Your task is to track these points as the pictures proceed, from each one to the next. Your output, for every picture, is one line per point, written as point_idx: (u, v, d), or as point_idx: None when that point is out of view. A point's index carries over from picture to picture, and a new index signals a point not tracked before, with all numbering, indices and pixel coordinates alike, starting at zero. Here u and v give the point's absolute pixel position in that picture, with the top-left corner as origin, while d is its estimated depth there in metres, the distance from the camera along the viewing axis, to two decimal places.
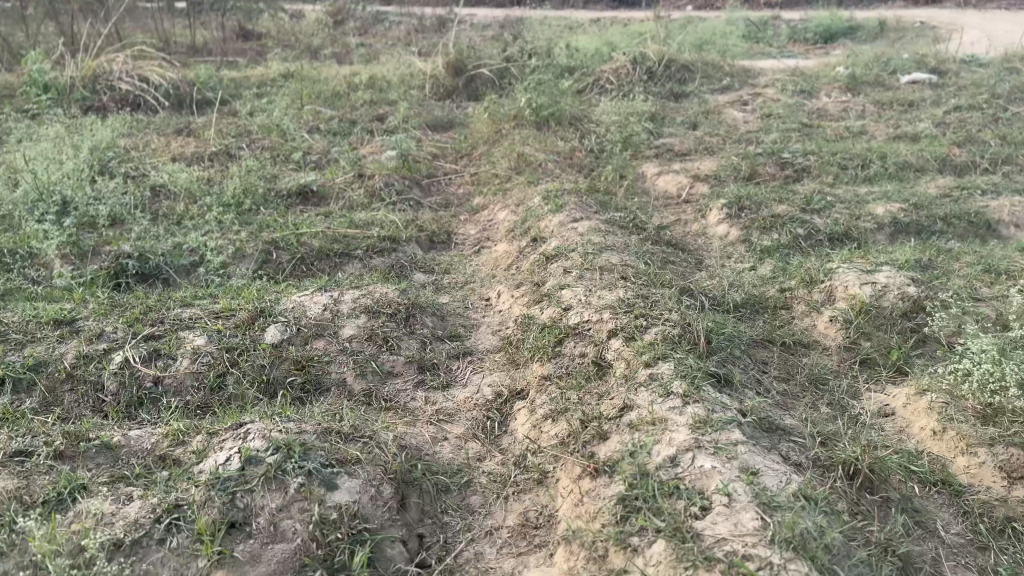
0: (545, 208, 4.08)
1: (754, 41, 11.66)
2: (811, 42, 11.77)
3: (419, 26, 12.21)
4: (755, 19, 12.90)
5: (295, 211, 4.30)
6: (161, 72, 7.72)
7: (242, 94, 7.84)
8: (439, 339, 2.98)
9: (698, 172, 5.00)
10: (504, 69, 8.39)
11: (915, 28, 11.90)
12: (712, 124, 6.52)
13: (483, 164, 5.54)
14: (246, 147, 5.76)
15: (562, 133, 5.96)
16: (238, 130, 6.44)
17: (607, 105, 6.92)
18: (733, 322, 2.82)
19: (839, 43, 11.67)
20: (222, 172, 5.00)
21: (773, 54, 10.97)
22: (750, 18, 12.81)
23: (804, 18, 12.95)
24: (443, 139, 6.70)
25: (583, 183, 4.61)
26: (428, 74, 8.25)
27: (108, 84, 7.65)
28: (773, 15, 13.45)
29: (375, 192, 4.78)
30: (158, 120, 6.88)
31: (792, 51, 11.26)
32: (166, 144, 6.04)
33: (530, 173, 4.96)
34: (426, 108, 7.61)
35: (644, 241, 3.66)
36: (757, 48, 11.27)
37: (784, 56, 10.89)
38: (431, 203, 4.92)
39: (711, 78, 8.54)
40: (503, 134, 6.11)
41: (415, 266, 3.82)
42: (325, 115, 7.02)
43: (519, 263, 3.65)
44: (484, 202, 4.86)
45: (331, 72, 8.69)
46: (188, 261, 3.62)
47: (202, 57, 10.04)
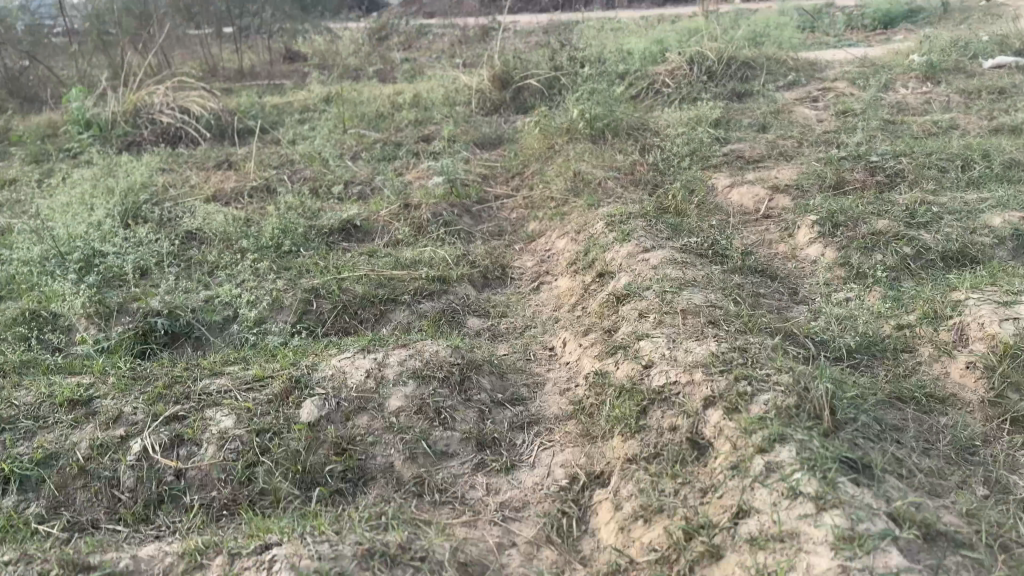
0: (610, 235, 3.66)
1: (812, 32, 11.04)
2: (871, 28, 11.13)
3: (463, 37, 11.93)
4: (811, 8, 12.29)
5: (337, 251, 3.97)
6: (201, 102, 7.56)
7: (284, 122, 7.62)
8: (499, 404, 2.59)
9: (777, 183, 4.55)
10: (553, 78, 7.99)
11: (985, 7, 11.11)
12: (783, 126, 6.02)
13: (537, 184, 5.14)
14: (287, 179, 5.49)
15: (621, 145, 5.53)
16: (279, 160, 6.20)
17: (666, 112, 6.48)
18: (850, 378, 2.36)
19: (902, 28, 10.98)
20: (262, 209, 4.72)
21: (834, 44, 10.34)
22: (805, 8, 12.19)
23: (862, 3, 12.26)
24: (493, 158, 6.35)
25: (650, 203, 4.18)
26: (474, 89, 7.93)
27: (150, 118, 7.51)
28: (828, 2, 12.77)
29: (423, 224, 4.43)
30: (199, 154, 6.69)
31: (852, 39, 10.61)
32: (205, 179, 5.82)
33: (589, 193, 4.53)
34: (473, 124, 7.27)
35: (729, 272, 3.20)
36: (814, 38, 10.67)
37: (846, 44, 10.27)
38: (483, 232, 4.54)
39: (774, 74, 8.01)
40: (557, 150, 5.71)
41: (468, 310, 3.43)
42: (369, 139, 6.74)
43: (585, 303, 3.23)
44: (541, 228, 4.47)
45: (374, 92, 8.43)
46: (221, 317, 3.30)
47: (244, 82, 9.90)
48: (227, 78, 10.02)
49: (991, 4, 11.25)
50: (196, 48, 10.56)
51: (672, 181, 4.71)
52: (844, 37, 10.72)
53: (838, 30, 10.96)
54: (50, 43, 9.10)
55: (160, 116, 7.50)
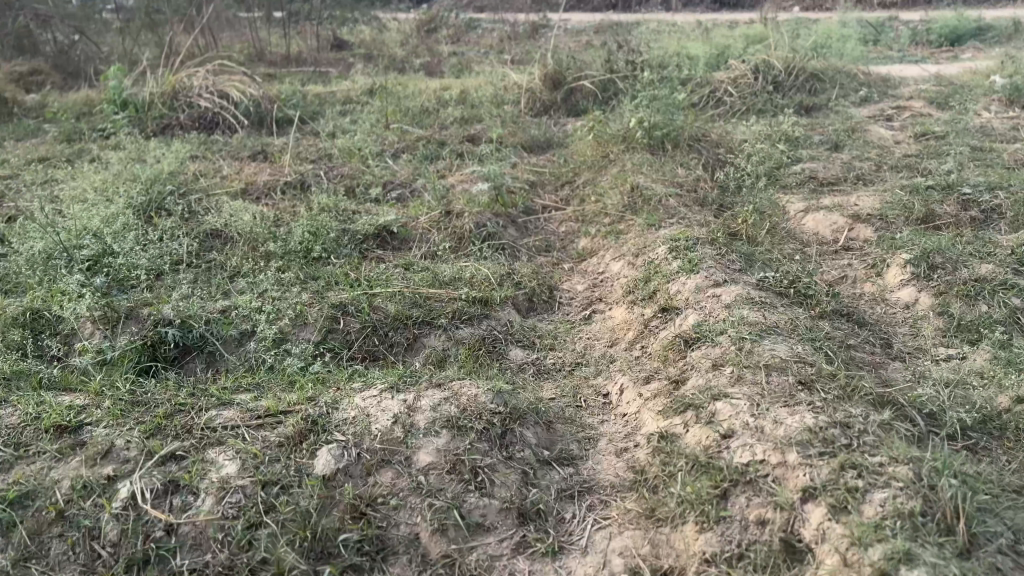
0: (675, 262, 3.27)
1: (877, 45, 10.50)
2: (936, 44, 10.54)
3: (513, 33, 11.58)
4: (879, 20, 11.72)
5: (371, 262, 3.64)
6: (241, 88, 7.32)
7: (325, 113, 7.34)
8: (544, 463, 2.22)
9: (857, 212, 4.13)
10: (608, 81, 7.65)
11: None
12: (857, 147, 5.57)
13: (590, 197, 4.78)
14: (323, 174, 5.18)
15: (682, 159, 5.14)
16: (317, 155, 5.90)
17: (729, 127, 6.08)
18: (973, 469, 1.95)
19: (970, 45, 10.40)
20: (293, 206, 4.41)
21: (899, 58, 9.81)
22: (867, 20, 11.64)
23: (928, 18, 11.69)
24: (542, 163, 6.00)
25: (717, 227, 3.78)
26: (525, 88, 7.58)
27: (188, 101, 7.28)
28: (891, 15, 12.20)
29: (465, 234, 4.08)
30: (234, 143, 6.43)
31: (918, 54, 10.06)
32: (238, 170, 5.54)
33: (647, 211, 4.15)
34: (522, 125, 6.92)
35: (813, 317, 2.80)
36: (879, 51, 10.14)
37: (915, 60, 9.72)
38: (529, 247, 4.19)
39: (843, 88, 7.53)
40: (612, 159, 5.33)
41: (510, 340, 3.06)
42: (412, 136, 6.42)
43: (644, 343, 2.85)
44: (593, 246, 4.10)
45: (419, 86, 8.12)
46: (237, 332, 2.99)
47: (288, 67, 9.65)
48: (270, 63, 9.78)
49: None
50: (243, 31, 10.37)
51: (739, 203, 4.31)
52: (913, 52, 10.16)
53: (903, 44, 10.42)
54: (96, 19, 8.95)
55: (199, 100, 7.27)
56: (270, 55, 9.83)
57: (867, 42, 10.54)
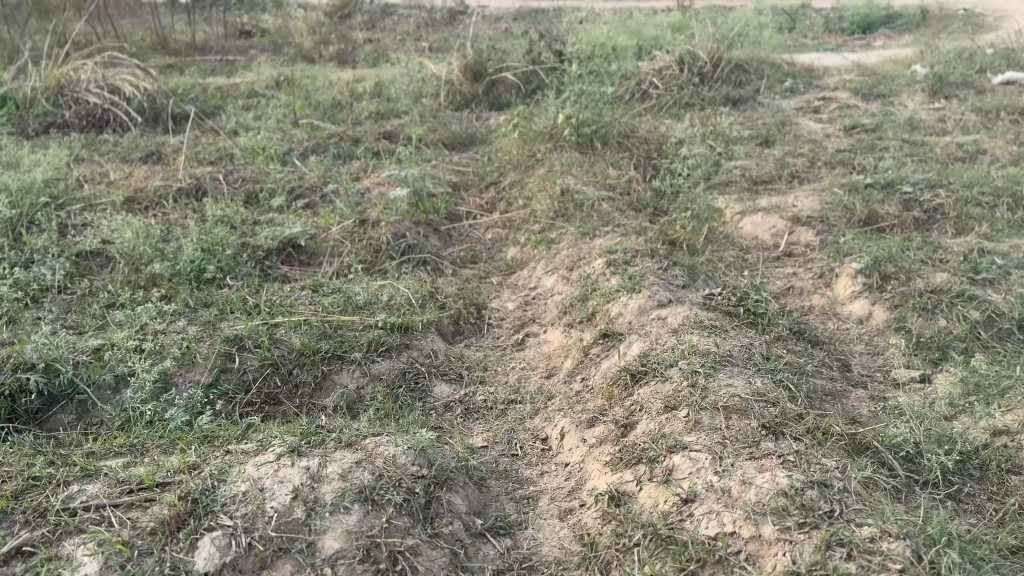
0: (614, 279, 2.98)
1: (794, 33, 10.50)
2: (849, 32, 10.58)
3: (430, 19, 11.15)
4: (796, 8, 11.75)
5: (273, 285, 3.24)
6: (134, 82, 6.75)
7: (228, 108, 6.82)
8: (479, 537, 1.92)
9: (797, 214, 3.93)
10: (530, 73, 7.39)
11: (961, 16, 10.73)
12: (788, 142, 5.42)
13: (517, 203, 4.47)
14: (223, 180, 4.72)
15: (611, 158, 4.89)
16: (217, 155, 5.41)
17: (658, 124, 5.87)
18: (962, 532, 1.78)
19: (880, 33, 10.49)
20: (187, 216, 3.95)
21: (813, 46, 9.81)
22: (782, 7, 11.65)
23: (838, 6, 11.78)
24: (464, 162, 5.69)
25: (655, 236, 3.51)
26: (444, 80, 7.22)
27: (74, 96, 6.69)
28: (803, 2, 12.25)
29: (381, 246, 3.70)
30: (126, 143, 5.87)
31: (831, 42, 10.08)
32: (127, 175, 5.03)
33: (578, 217, 3.87)
34: (441, 120, 6.56)
35: (768, 341, 2.55)
36: (795, 39, 10.14)
37: (830, 48, 9.73)
38: (453, 259, 3.84)
39: (768, 79, 7.41)
40: (539, 159, 5.04)
41: (435, 372, 2.71)
42: (323, 133, 5.99)
43: (584, 375, 2.55)
44: (522, 256, 3.79)
45: (331, 77, 7.65)
46: (112, 375, 2.56)
47: (194, 56, 9.00)
48: (175, 50, 9.10)
49: (972, 14, 10.86)
50: (139, 18, 9.65)
51: (677, 207, 4.08)
52: (832, 41, 10.18)
53: (818, 32, 10.44)
54: None
55: (87, 95, 6.64)
56: (169, 43, 9.16)
57: (785, 30, 10.53)
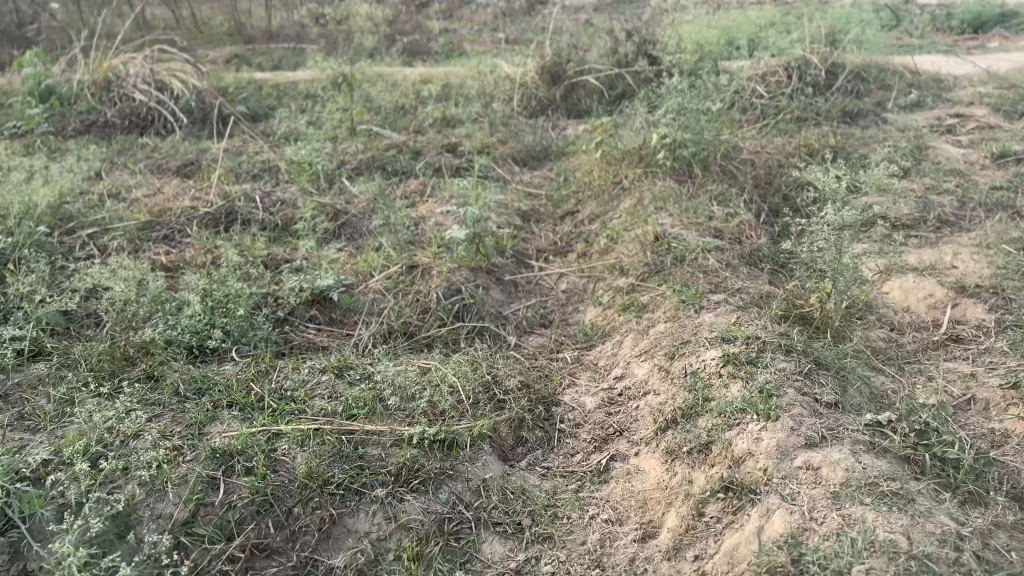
0: (739, 393, 2.16)
1: (907, 29, 9.36)
2: (965, 30, 9.41)
3: (507, 8, 10.44)
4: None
5: (286, 362, 2.56)
6: (184, 79, 6.25)
7: (283, 110, 6.27)
8: None
9: (962, 281, 3.10)
10: (615, 76, 6.63)
11: None
12: (928, 172, 4.53)
13: (600, 243, 3.74)
14: (258, 204, 4.12)
15: (713, 186, 4.11)
16: (261, 168, 4.84)
17: (763, 146, 5.07)
18: None
19: (1003, 33, 9.28)
20: (206, 253, 3.36)
21: (931, 46, 8.69)
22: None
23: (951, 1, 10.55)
24: (537, 183, 5.00)
25: (790, 318, 2.74)
26: (518, 83, 6.56)
27: (121, 93, 6.22)
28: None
29: (431, 307, 3.01)
30: (166, 150, 5.36)
31: (948, 42, 8.94)
32: (158, 190, 4.49)
33: (678, 269, 3.12)
34: (514, 131, 5.87)
35: (973, 526, 1.74)
36: (908, 37, 9.03)
37: (948, 48, 8.61)
38: (518, 323, 3.11)
39: (889, 90, 6.46)
40: (626, 187, 4.27)
41: (485, 522, 2.01)
42: (381, 143, 5.37)
43: (698, 552, 1.83)
44: (604, 324, 3.02)
45: (395, 76, 7.04)
46: (53, 509, 1.93)
47: (276, 45, 8.69)
48: (253, 37, 8.77)
49: None
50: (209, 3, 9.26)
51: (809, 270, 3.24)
52: (953, 40, 9.02)
53: (932, 31, 9.31)
54: None
55: (133, 92, 6.17)
56: (245, 31, 8.84)
57: (897, 24, 9.44)
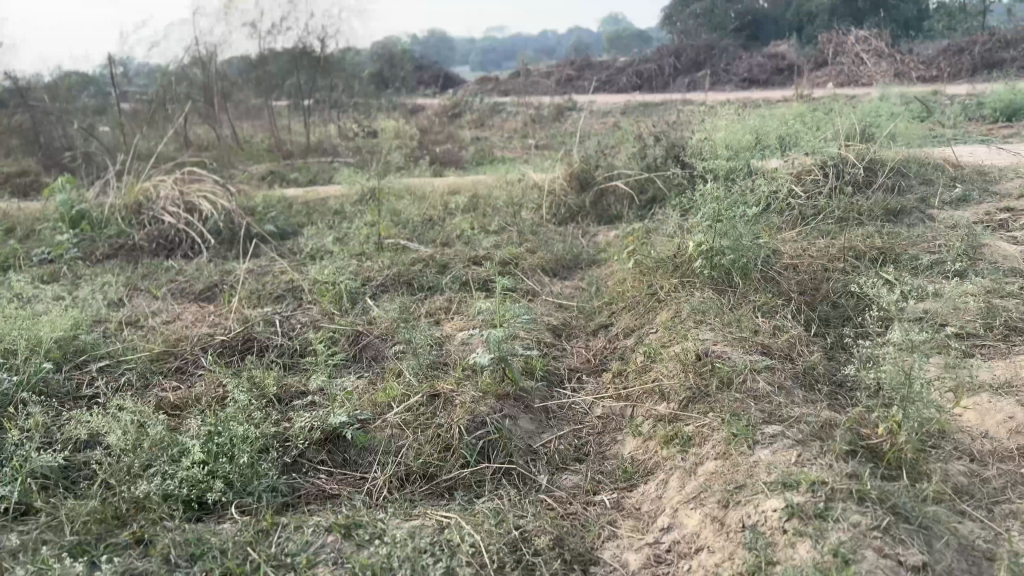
0: (809, 556, 1.89)
1: (944, 118, 9.19)
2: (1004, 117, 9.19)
3: (535, 115, 10.55)
4: (938, 88, 10.43)
5: (290, 520, 2.30)
6: (213, 200, 6.27)
7: (310, 227, 6.23)
8: None
9: None
10: (645, 180, 6.51)
11: None
12: (988, 274, 4.22)
13: (638, 360, 3.47)
14: (277, 329, 3.94)
15: (756, 295, 3.85)
16: (284, 288, 4.71)
17: (806, 249, 4.82)
18: None
19: None
20: (218, 389, 3.16)
21: (971, 135, 8.48)
22: (918, 90, 10.36)
23: (985, 87, 10.38)
24: (569, 294, 4.79)
25: (860, 456, 2.40)
26: (546, 191, 6.53)
27: (151, 216, 6.24)
28: (942, 84, 10.88)
29: (454, 443, 2.72)
30: (191, 272, 5.29)
31: (988, 130, 8.72)
32: (177, 316, 4.36)
33: (725, 393, 2.82)
34: (543, 240, 5.72)
35: None
36: (946, 126, 8.83)
37: (990, 136, 8.38)
38: (551, 459, 2.81)
39: (932, 186, 6.23)
40: (662, 298, 4.03)
41: None
42: (407, 257, 5.24)
43: None
44: (645, 460, 2.71)
45: (423, 189, 7.01)
46: None
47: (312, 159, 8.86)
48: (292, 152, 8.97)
49: None
50: (251, 122, 9.78)
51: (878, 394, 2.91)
52: (991, 129, 8.78)
53: (970, 120, 9.13)
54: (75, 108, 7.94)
55: (163, 215, 6.19)
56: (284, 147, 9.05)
57: (931, 112, 9.25)
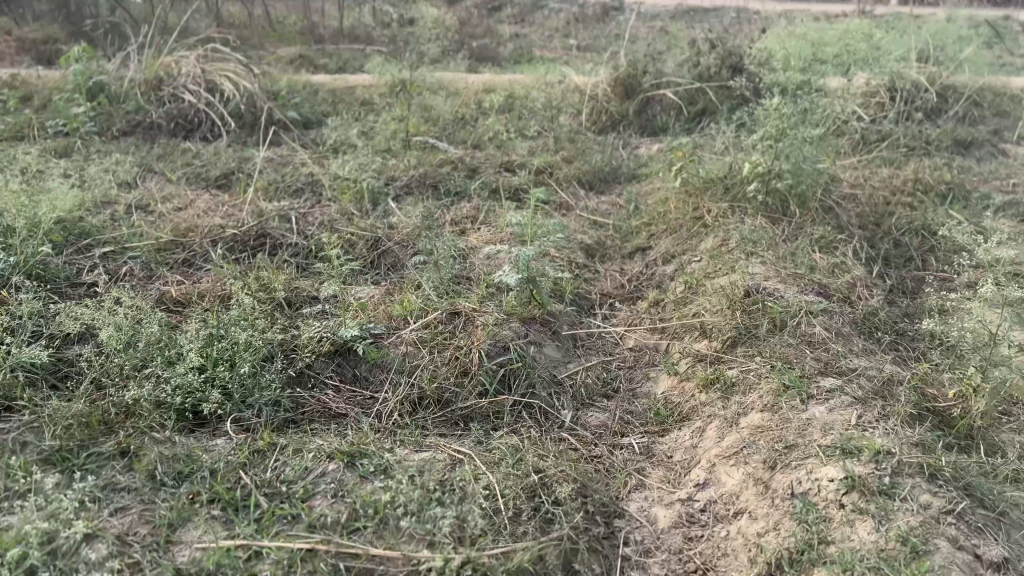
0: (870, 540, 1.68)
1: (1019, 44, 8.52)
2: None
3: (580, 13, 9.93)
4: (1009, 14, 9.68)
5: (289, 441, 2.09)
6: (236, 81, 5.92)
7: (336, 117, 5.89)
8: None
9: None
10: (696, 91, 6.07)
11: None
12: None
13: (678, 292, 3.20)
14: (293, 226, 3.70)
15: (813, 228, 3.53)
16: (305, 182, 4.44)
17: (867, 178, 4.45)
18: None
19: None
20: (223, 286, 2.95)
21: None
22: (992, 14, 9.62)
23: None
24: (606, 210, 4.48)
25: (928, 421, 2.14)
26: (588, 95, 6.10)
27: (170, 93, 5.90)
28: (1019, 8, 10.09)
29: (473, 370, 2.49)
30: (208, 157, 5.01)
31: None
32: (190, 204, 4.11)
33: (775, 337, 2.56)
34: (582, 149, 5.37)
35: None
36: (1022, 54, 8.19)
37: None
38: (577, 394, 2.59)
39: (1006, 120, 5.76)
40: (708, 224, 3.72)
41: None
42: (435, 158, 4.93)
43: None
44: (681, 402, 2.47)
45: (457, 86, 6.61)
46: None
47: (344, 44, 8.40)
48: (325, 34, 8.48)
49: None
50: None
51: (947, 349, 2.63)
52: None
53: None
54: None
55: (183, 93, 5.86)
56: (316, 29, 8.54)
57: (1002, 37, 8.53)
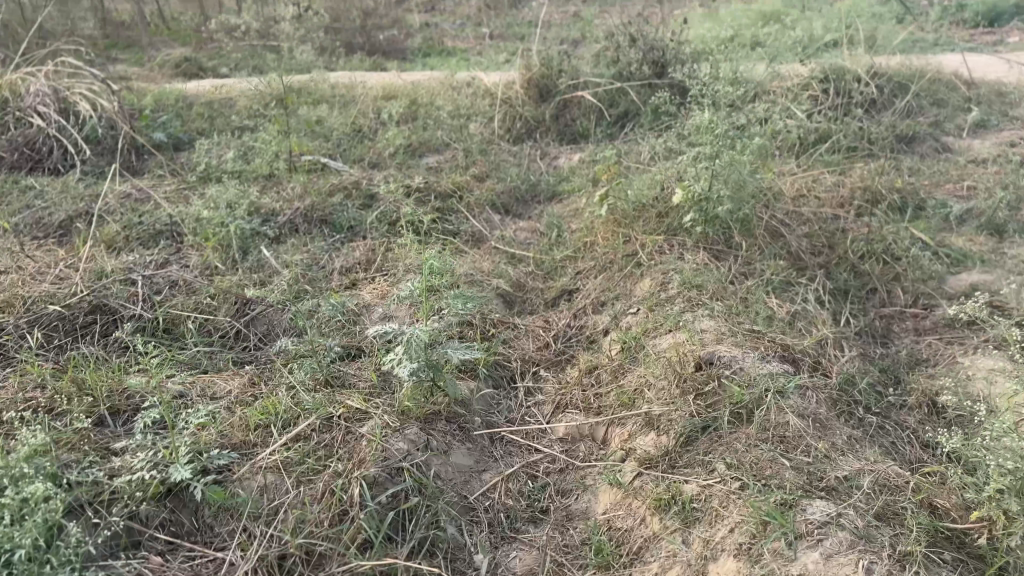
0: None
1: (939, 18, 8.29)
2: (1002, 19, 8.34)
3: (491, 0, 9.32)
4: None
5: None
6: (94, 98, 5.08)
7: (214, 134, 5.13)
8: None
9: None
10: (617, 91, 5.54)
11: None
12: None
13: (613, 357, 2.64)
14: (138, 292, 2.96)
15: (764, 265, 3.03)
16: (168, 224, 3.71)
17: (811, 190, 3.98)
18: None
19: None
20: (30, 393, 2.27)
21: (969, 41, 7.64)
22: None
23: None
24: (525, 238, 3.91)
25: (950, 562, 1.67)
26: (500, 99, 5.51)
27: (14, 116, 5.01)
28: None
29: (352, 512, 1.87)
30: (54, 194, 4.19)
31: (985, 36, 7.87)
32: (18, 261, 3.33)
33: (742, 433, 2.02)
34: (496, 163, 4.79)
35: None
36: (943, 28, 7.95)
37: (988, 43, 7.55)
38: (494, 526, 2.02)
39: (943, 108, 5.42)
40: (642, 261, 3.18)
41: None
42: (326, 183, 4.26)
43: None
44: (627, 531, 1.92)
45: (355, 89, 5.91)
46: None
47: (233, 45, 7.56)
48: (211, 36, 7.63)
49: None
50: None
51: (936, 435, 2.19)
52: (969, 36, 7.78)
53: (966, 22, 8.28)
54: None
55: (30, 115, 4.97)
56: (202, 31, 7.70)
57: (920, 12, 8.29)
